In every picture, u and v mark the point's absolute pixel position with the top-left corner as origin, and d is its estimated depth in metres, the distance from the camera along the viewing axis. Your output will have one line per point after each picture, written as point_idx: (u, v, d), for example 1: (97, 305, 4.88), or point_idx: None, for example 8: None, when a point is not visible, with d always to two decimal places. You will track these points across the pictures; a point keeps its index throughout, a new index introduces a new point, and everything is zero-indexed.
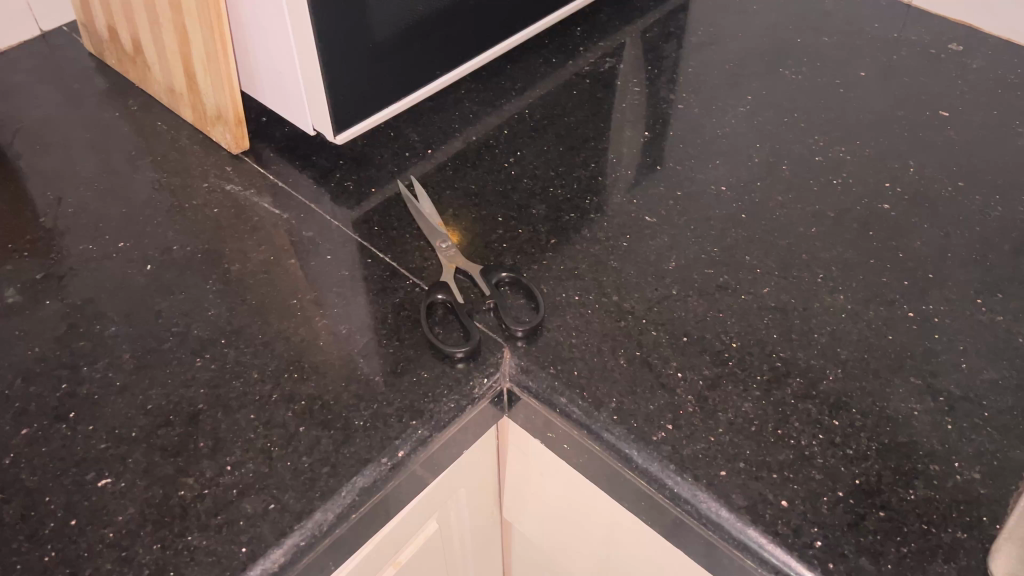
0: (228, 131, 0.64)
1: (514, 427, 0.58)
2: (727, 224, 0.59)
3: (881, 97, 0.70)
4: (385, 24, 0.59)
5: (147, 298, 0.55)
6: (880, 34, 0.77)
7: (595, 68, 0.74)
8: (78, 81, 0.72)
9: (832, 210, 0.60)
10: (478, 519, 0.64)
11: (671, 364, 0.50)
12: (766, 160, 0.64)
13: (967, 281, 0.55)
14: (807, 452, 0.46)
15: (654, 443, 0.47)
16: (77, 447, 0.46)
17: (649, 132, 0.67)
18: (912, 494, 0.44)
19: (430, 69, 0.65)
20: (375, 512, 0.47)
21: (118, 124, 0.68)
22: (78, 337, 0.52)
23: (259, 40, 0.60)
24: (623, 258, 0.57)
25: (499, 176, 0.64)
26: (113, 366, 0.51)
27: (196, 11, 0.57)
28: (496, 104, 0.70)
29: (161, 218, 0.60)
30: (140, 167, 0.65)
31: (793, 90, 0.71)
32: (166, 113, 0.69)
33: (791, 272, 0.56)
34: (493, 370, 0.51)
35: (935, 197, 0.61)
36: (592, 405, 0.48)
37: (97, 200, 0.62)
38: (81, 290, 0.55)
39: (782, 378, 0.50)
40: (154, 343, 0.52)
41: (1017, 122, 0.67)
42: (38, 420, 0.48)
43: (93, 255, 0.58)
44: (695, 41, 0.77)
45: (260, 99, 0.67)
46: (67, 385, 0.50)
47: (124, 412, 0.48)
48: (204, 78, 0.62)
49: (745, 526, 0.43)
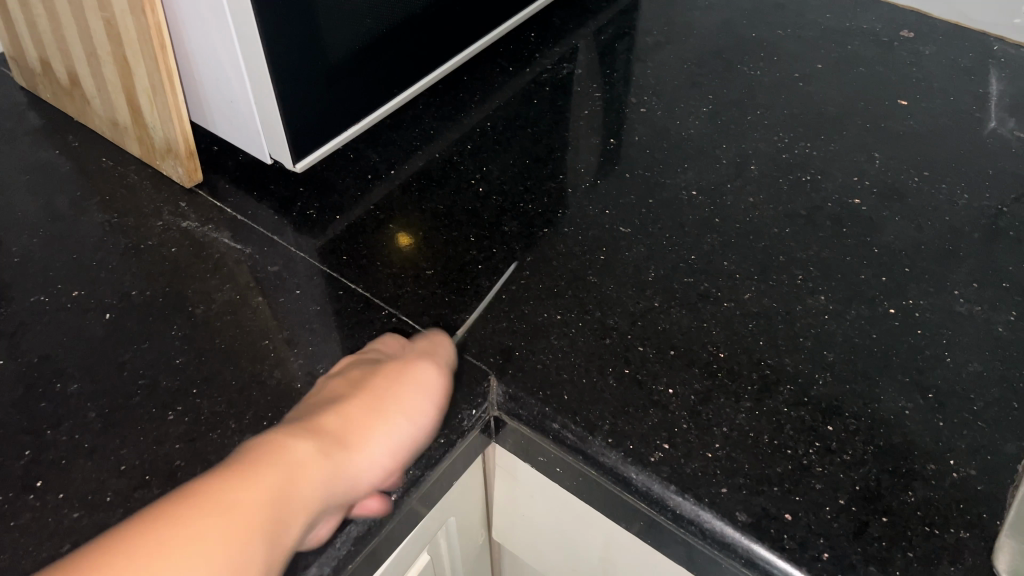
0: (180, 165, 0.61)
1: (497, 454, 0.57)
2: (702, 230, 0.59)
3: (841, 89, 0.70)
4: (339, 46, 0.57)
5: (108, 349, 0.52)
6: (832, 25, 0.78)
7: (553, 74, 0.73)
8: (10, 117, 0.69)
9: (804, 209, 0.60)
10: (468, 543, 0.63)
11: (661, 380, 0.49)
12: (734, 161, 0.64)
13: (945, 273, 0.55)
14: (804, 461, 0.46)
15: (652, 464, 0.46)
16: (49, 518, 0.44)
17: (613, 138, 0.66)
18: (912, 495, 0.44)
19: (387, 87, 0.63)
20: (371, 559, 0.46)
21: (59, 162, 0.65)
22: (38, 398, 0.49)
23: (206, 69, 0.57)
24: (602, 272, 0.56)
25: (466, 194, 0.62)
26: (79, 427, 0.48)
27: (137, 42, 0.54)
28: (456, 118, 0.69)
29: (115, 262, 0.57)
30: (87, 208, 0.61)
31: (752, 87, 0.71)
32: (111, 147, 0.66)
33: (770, 275, 0.55)
34: (481, 400, 0.49)
35: (903, 189, 0.61)
36: (586, 430, 0.47)
37: (43, 246, 0.58)
38: (35, 346, 0.52)
39: (773, 387, 0.49)
40: (122, 398, 0.49)
41: (974, 107, 0.68)
42: (3, 492, 0.45)
43: (46, 307, 0.54)
44: (651, 42, 0.76)
45: (210, 128, 0.64)
46: (31, 452, 0.47)
47: (95, 476, 0.45)
48: (150, 111, 0.59)
49: (752, 544, 0.43)
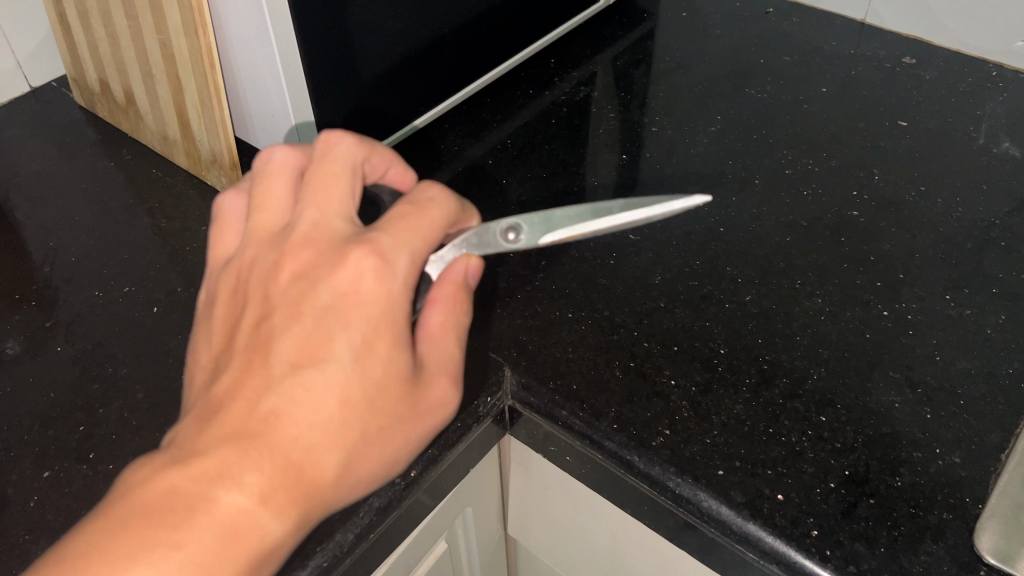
0: (223, 175, 0.66)
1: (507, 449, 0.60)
2: (707, 238, 0.62)
3: (844, 110, 0.74)
4: (372, 66, 0.62)
5: (156, 339, 0.56)
6: (837, 52, 0.82)
7: (571, 96, 0.77)
8: (70, 134, 0.75)
9: (805, 220, 0.64)
10: (482, 534, 0.67)
11: (664, 373, 0.53)
12: (739, 176, 0.68)
13: (938, 279, 0.59)
14: (797, 448, 0.49)
15: (654, 448, 0.49)
16: (100, 484, 0.48)
17: (626, 154, 0.71)
18: (900, 480, 0.47)
19: (416, 106, 0.68)
20: (390, 532, 0.49)
21: (113, 173, 0.70)
22: (92, 380, 0.54)
23: (250, 87, 0.62)
24: (612, 275, 0.60)
25: (487, 204, 0.66)
26: (127, 406, 0.52)
27: (189, 61, 0.60)
28: (478, 136, 0.73)
29: (162, 262, 0.62)
30: (138, 214, 0.67)
31: (759, 108, 0.75)
32: (160, 160, 0.72)
33: (770, 279, 0.59)
34: (495, 390, 0.53)
35: (899, 203, 0.65)
36: (592, 416, 0.50)
37: (98, 247, 0.64)
38: (90, 335, 0.57)
39: (769, 380, 0.52)
40: (167, 381, 0.54)
41: (970, 128, 0.72)
42: (59, 461, 0.49)
43: (99, 301, 0.59)
44: (664, 67, 0.81)
45: (252, 143, 0.70)
46: (84, 427, 0.51)
47: (142, 449, 0.50)
48: (198, 125, 0.64)
49: (745, 522, 0.45)
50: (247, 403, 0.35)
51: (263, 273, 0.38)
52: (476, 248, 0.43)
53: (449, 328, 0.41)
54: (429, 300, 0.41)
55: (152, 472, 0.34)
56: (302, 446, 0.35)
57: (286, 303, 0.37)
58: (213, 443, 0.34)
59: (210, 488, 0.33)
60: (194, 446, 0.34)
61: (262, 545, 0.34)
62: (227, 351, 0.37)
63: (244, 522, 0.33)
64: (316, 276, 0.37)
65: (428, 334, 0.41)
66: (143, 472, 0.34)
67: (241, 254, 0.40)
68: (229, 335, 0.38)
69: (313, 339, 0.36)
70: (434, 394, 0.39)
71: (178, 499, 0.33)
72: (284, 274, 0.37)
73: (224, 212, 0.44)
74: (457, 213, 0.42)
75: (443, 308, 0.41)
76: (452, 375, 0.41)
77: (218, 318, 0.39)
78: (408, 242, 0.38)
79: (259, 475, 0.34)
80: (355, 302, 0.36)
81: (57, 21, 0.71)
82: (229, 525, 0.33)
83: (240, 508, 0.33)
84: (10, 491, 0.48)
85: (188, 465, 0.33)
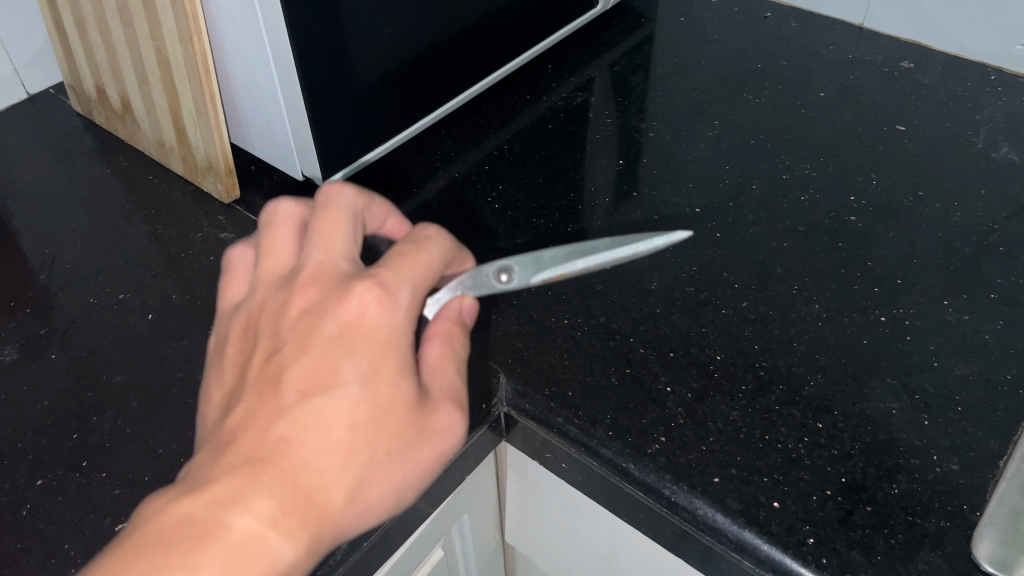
0: (219, 181, 0.66)
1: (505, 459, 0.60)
2: (704, 243, 0.62)
3: (842, 114, 0.74)
4: (367, 73, 0.61)
5: (151, 346, 0.56)
6: (836, 57, 0.82)
7: (568, 102, 0.77)
8: (67, 141, 0.75)
9: (802, 225, 0.63)
10: (480, 541, 0.66)
11: (660, 379, 0.52)
12: (736, 181, 0.68)
13: (935, 284, 0.58)
14: (794, 455, 0.48)
15: (650, 455, 0.48)
16: (92, 492, 0.48)
17: (623, 160, 0.70)
18: (897, 488, 0.47)
19: (413, 111, 0.68)
20: (385, 540, 0.49)
21: (110, 180, 0.70)
22: (86, 388, 0.54)
23: (246, 94, 0.62)
24: (608, 281, 0.59)
25: (483, 211, 0.66)
26: (122, 414, 0.52)
27: (184, 68, 0.60)
28: (475, 142, 0.73)
29: (158, 269, 0.62)
30: (134, 221, 0.67)
31: (757, 113, 0.75)
32: (157, 167, 0.72)
33: (767, 285, 0.59)
34: (490, 397, 0.53)
35: (897, 208, 0.64)
36: (588, 423, 0.50)
37: (94, 254, 0.64)
38: (85, 342, 0.57)
39: (766, 387, 0.52)
40: (161, 389, 0.53)
41: (968, 133, 0.71)
42: (52, 469, 0.49)
43: (95, 308, 0.59)
44: (662, 72, 0.81)
45: (248, 149, 0.70)
46: (78, 435, 0.51)
47: (135, 457, 0.49)
48: (193, 131, 0.64)
49: (741, 529, 0.45)
50: (259, 432, 0.34)
51: (272, 311, 0.38)
52: (472, 289, 0.43)
53: (449, 359, 0.41)
54: (426, 336, 0.42)
55: (163, 503, 0.33)
56: (313, 468, 0.34)
57: (295, 337, 0.36)
58: (225, 471, 0.34)
59: (221, 513, 0.32)
60: (205, 475, 0.34)
61: (272, 568, 0.33)
62: (238, 389, 0.37)
63: (255, 544, 0.32)
64: (324, 310, 0.36)
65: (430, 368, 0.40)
66: (154, 504, 0.33)
67: (249, 298, 0.40)
68: (239, 373, 0.38)
69: (323, 369, 0.35)
70: (443, 417, 0.38)
71: (190, 525, 0.32)
72: (292, 309, 0.37)
73: (232, 266, 0.43)
74: (456, 250, 0.41)
75: (445, 344, 0.41)
76: (459, 403, 0.40)
77: (228, 358, 0.39)
78: (411, 277, 0.38)
79: (271, 499, 0.33)
80: (361, 332, 0.36)
81: (54, 28, 0.71)
82: (240, 547, 0.32)
83: (249, 529, 0.32)
84: (3, 499, 0.47)
85: (200, 491, 0.33)
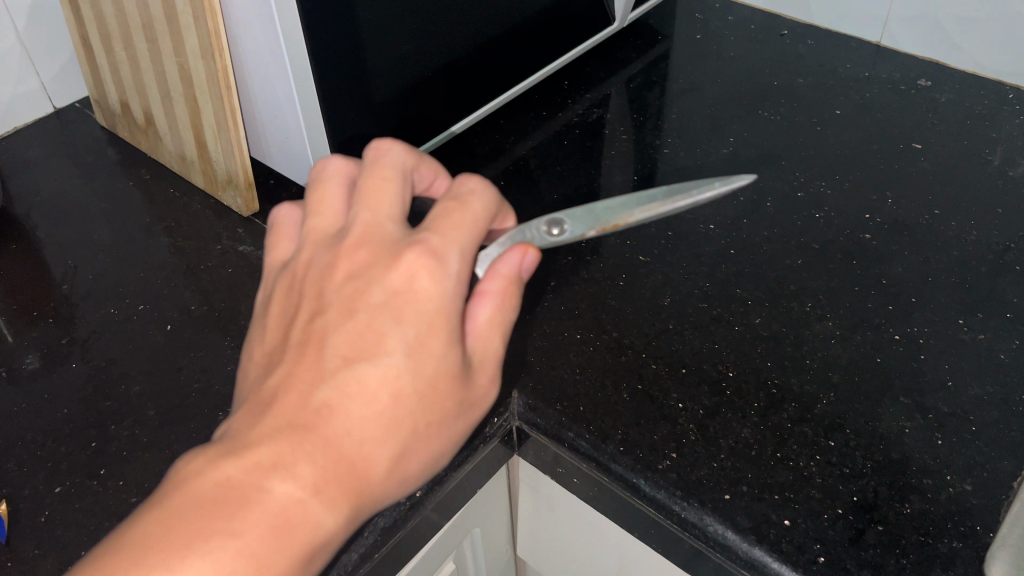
0: (239, 195, 0.67)
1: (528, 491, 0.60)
2: (717, 259, 0.62)
3: (858, 132, 0.74)
4: (384, 90, 0.62)
5: (169, 357, 0.57)
6: (851, 74, 0.82)
7: (583, 118, 0.78)
8: (91, 154, 0.76)
9: (817, 242, 0.63)
10: (491, 554, 0.67)
11: (672, 396, 0.52)
12: (751, 198, 0.68)
13: (950, 302, 0.58)
14: (805, 472, 0.48)
15: (660, 471, 0.48)
16: (109, 501, 0.48)
17: (638, 176, 0.71)
18: (908, 507, 0.46)
19: (430, 128, 0.68)
20: (393, 553, 0.49)
21: (131, 192, 0.72)
22: (105, 397, 0.54)
23: (266, 109, 0.63)
24: (620, 296, 0.60)
25: None
26: (139, 423, 0.53)
27: (206, 83, 0.61)
28: (491, 157, 0.74)
29: (177, 281, 0.63)
30: (154, 233, 0.68)
31: (772, 130, 0.75)
32: (178, 180, 0.73)
33: (780, 302, 0.59)
34: (500, 411, 0.53)
35: (912, 226, 0.64)
36: (599, 438, 0.50)
37: (115, 266, 0.65)
38: (104, 351, 0.58)
39: (779, 404, 0.52)
40: (178, 399, 0.54)
41: (986, 151, 0.71)
42: (71, 477, 0.50)
43: (116, 318, 0.60)
44: (677, 88, 0.81)
45: (269, 164, 0.71)
46: (96, 444, 0.52)
47: (152, 466, 0.50)
48: (214, 146, 0.65)
49: (751, 547, 0.45)
50: (301, 394, 0.33)
51: (318, 271, 0.37)
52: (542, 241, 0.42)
53: (496, 325, 0.38)
54: (478, 292, 0.38)
55: (204, 464, 0.32)
56: (354, 453, 0.33)
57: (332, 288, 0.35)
58: (266, 434, 0.32)
59: (263, 478, 0.31)
60: (248, 437, 0.33)
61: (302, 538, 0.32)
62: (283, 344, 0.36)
63: (296, 514, 0.32)
64: (372, 276, 0.35)
65: (488, 271, 0.38)
66: (196, 465, 0.32)
67: (296, 256, 0.38)
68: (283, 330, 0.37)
69: (366, 334, 0.34)
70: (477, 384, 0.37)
71: (228, 489, 0.31)
72: (339, 273, 0.36)
73: (281, 221, 0.43)
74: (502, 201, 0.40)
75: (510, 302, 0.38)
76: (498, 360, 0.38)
77: (274, 316, 0.38)
78: (459, 241, 0.36)
79: (313, 466, 0.32)
80: (408, 299, 0.34)
81: (80, 43, 0.72)
82: (246, 496, 0.31)
83: (280, 495, 0.31)
84: (22, 506, 0.48)
85: (243, 455, 0.32)
